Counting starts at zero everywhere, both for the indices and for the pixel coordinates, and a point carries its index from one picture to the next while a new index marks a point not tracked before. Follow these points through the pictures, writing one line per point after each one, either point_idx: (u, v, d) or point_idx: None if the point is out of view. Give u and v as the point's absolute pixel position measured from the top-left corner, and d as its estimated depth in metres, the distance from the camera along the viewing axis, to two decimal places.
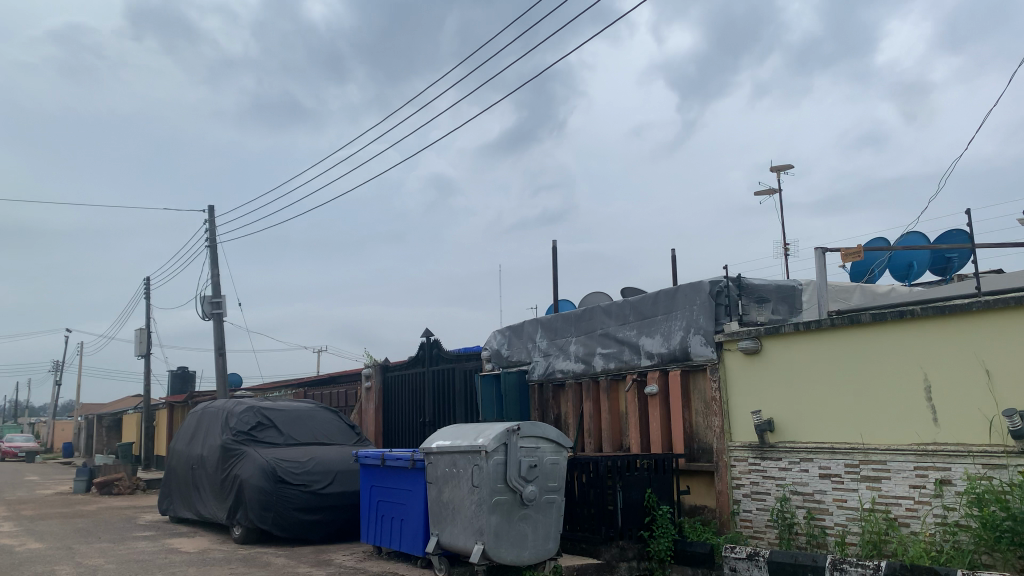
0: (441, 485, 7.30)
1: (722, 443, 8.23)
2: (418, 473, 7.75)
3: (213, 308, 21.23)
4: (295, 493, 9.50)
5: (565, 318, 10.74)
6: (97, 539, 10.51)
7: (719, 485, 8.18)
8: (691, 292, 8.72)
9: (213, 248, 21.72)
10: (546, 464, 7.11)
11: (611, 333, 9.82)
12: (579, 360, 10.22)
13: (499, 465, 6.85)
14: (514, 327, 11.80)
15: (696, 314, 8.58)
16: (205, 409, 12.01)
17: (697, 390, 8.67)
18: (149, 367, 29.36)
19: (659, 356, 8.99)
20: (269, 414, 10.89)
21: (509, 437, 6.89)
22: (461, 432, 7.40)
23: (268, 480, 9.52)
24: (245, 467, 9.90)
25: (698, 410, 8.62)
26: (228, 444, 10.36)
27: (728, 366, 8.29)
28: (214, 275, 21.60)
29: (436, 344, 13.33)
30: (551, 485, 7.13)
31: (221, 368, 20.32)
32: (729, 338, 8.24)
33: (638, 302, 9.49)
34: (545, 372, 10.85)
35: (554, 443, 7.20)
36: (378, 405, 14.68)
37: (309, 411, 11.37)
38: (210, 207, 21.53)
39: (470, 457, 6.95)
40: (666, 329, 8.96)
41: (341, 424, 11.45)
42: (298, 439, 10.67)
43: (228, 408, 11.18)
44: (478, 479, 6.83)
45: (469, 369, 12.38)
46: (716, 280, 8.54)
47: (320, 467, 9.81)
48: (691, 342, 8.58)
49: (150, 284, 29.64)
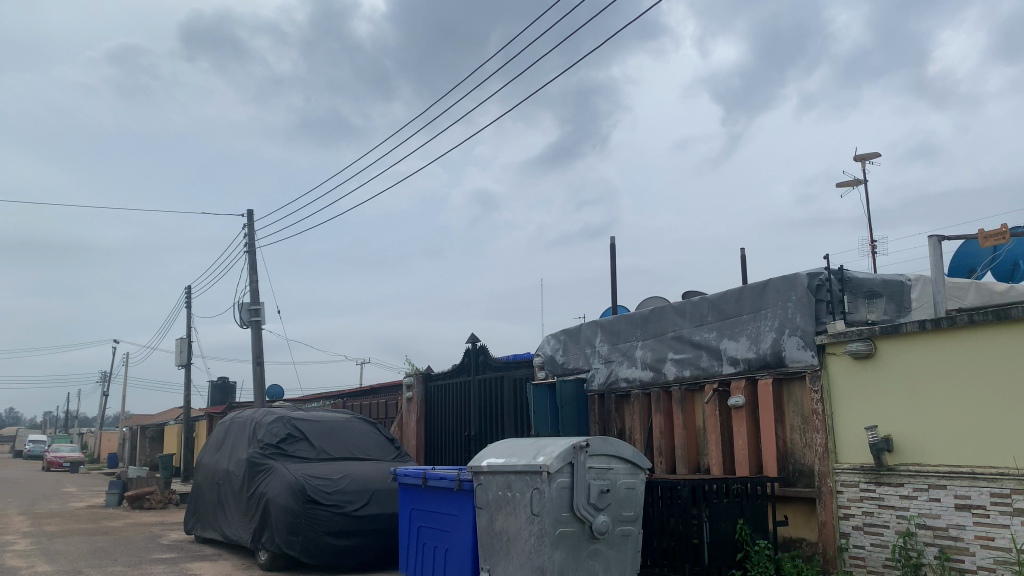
0: (493, 513, 6.13)
1: (826, 465, 6.93)
2: (465, 496, 6.58)
3: (251, 315, 20.41)
4: (326, 514, 8.40)
5: (630, 321, 9.52)
6: (113, 561, 9.57)
7: (823, 516, 6.88)
8: (785, 287, 7.50)
9: (252, 254, 20.94)
10: (619, 489, 5.91)
11: (685, 337, 8.59)
12: (648, 368, 9.00)
13: (564, 490, 5.65)
14: (570, 331, 10.59)
15: (793, 312, 7.35)
16: (232, 419, 11.04)
17: (794, 403, 7.38)
18: (190, 378, 28.81)
19: (746, 363, 7.76)
20: (300, 426, 9.85)
21: (576, 456, 5.69)
22: (516, 448, 6.23)
23: (296, 499, 8.45)
24: (272, 484, 8.85)
25: (794, 426, 7.33)
26: (255, 458, 9.34)
27: (833, 373, 7.00)
28: (253, 281, 20.81)
29: (483, 351, 12.18)
30: (626, 515, 5.92)
31: (259, 379, 19.48)
32: (834, 340, 6.98)
33: (719, 299, 8.27)
34: (606, 381, 9.63)
35: (630, 463, 5.98)
36: (420, 418, 13.59)
37: (344, 423, 10.30)
38: (250, 210, 20.77)
39: (529, 480, 5.76)
40: (754, 331, 7.75)
41: (378, 437, 10.36)
42: (331, 454, 9.60)
43: (257, 418, 10.18)
44: (539, 507, 5.64)
45: (519, 378, 11.22)
46: (817, 272, 7.32)
47: (354, 487, 8.71)
48: (787, 345, 7.34)
49: (191, 293, 29.11)
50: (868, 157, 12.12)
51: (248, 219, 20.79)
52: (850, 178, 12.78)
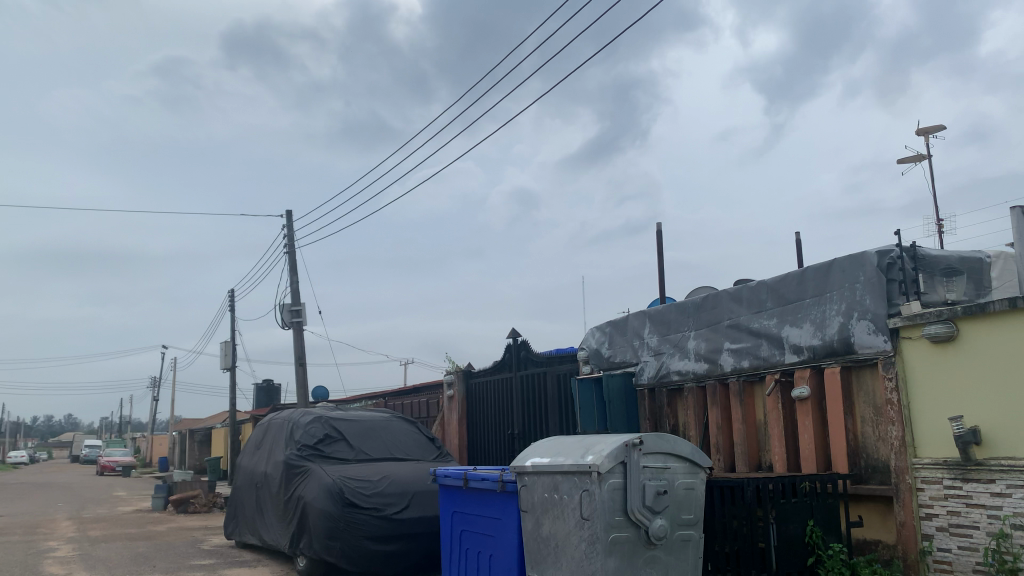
0: (539, 517, 5.66)
1: (903, 460, 6.32)
2: (509, 498, 6.12)
3: (292, 316, 20.24)
4: (365, 518, 8.03)
5: (681, 310, 8.98)
6: (150, 568, 9.32)
7: (901, 516, 6.27)
8: (851, 267, 6.91)
9: (292, 254, 20.78)
10: (677, 490, 5.40)
11: (742, 325, 8.03)
12: (702, 359, 8.45)
13: (617, 492, 5.16)
14: (617, 322, 10.07)
15: (861, 294, 6.76)
16: (270, 420, 10.75)
17: (864, 392, 6.77)
18: (235, 381, 28.90)
19: (810, 350, 7.18)
20: (338, 426, 9.50)
21: (629, 454, 5.19)
22: (562, 446, 5.75)
23: (334, 503, 8.09)
24: (309, 487, 8.51)
25: (866, 418, 6.72)
26: (292, 460, 9.02)
27: (909, 359, 6.37)
28: (293, 282, 20.65)
29: (525, 346, 11.72)
30: (685, 518, 5.41)
31: (301, 380, 19.30)
32: (909, 323, 6.35)
33: (778, 283, 7.70)
34: (656, 374, 9.10)
35: (688, 461, 5.47)
36: (462, 416, 13.18)
37: (383, 423, 9.93)
38: (288, 211, 20.59)
39: (578, 481, 5.28)
40: (819, 316, 7.17)
41: (419, 437, 9.96)
42: (369, 455, 9.23)
43: (294, 419, 9.86)
44: (589, 510, 5.16)
45: (564, 373, 10.73)
46: (887, 250, 6.71)
47: (394, 489, 8.32)
48: (856, 330, 6.75)
49: (234, 297, 29.19)
50: (932, 131, 11.34)
51: (286, 219, 20.62)
52: (911, 155, 12.01)
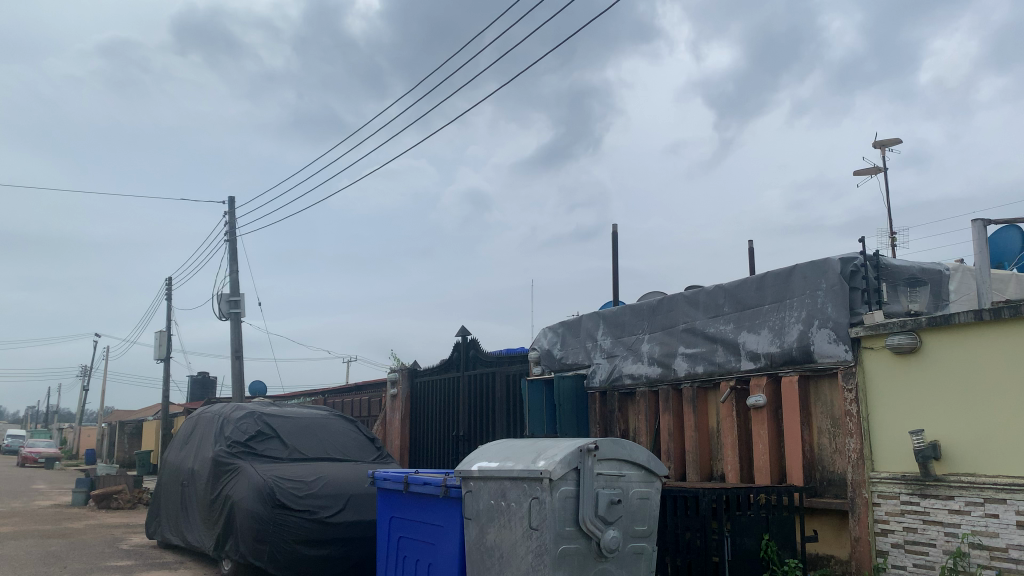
0: (484, 525, 5.29)
1: (859, 473, 6.13)
2: (452, 504, 5.74)
3: (231, 307, 19.48)
4: (296, 521, 7.54)
5: (636, 312, 8.72)
6: (61, 569, 8.66)
7: (856, 531, 6.08)
8: (813, 273, 6.72)
9: (233, 243, 20.01)
10: (632, 500, 5.08)
11: (698, 329, 7.79)
12: (655, 363, 8.20)
13: (568, 500, 4.82)
14: (569, 323, 9.78)
15: (823, 302, 6.58)
16: (200, 414, 10.15)
17: (822, 403, 6.59)
18: (169, 372, 27.82)
19: (768, 358, 6.97)
20: (272, 423, 8.98)
21: (583, 461, 4.86)
22: (512, 451, 5.40)
23: (264, 504, 7.59)
24: (238, 486, 7.99)
25: (823, 429, 6.54)
26: (221, 457, 8.47)
27: (870, 370, 6.20)
28: (233, 271, 19.88)
29: (473, 345, 11.34)
30: (639, 530, 5.10)
31: (238, 374, 18.56)
32: (871, 332, 6.17)
33: (736, 288, 7.48)
34: (608, 378, 8.82)
35: (644, 470, 5.16)
36: (405, 416, 12.73)
37: (321, 420, 9.44)
38: (230, 197, 19.79)
39: (527, 488, 4.93)
40: (778, 322, 6.96)
41: (358, 436, 9.50)
42: (305, 453, 8.74)
43: (225, 413, 9.30)
44: (538, 520, 4.81)
45: (512, 374, 10.39)
46: (850, 257, 6.53)
47: (329, 490, 7.85)
48: (815, 338, 6.55)
49: (171, 284, 28.09)
50: (888, 144, 11.33)
51: (228, 206, 19.82)
52: (867, 167, 12.01)
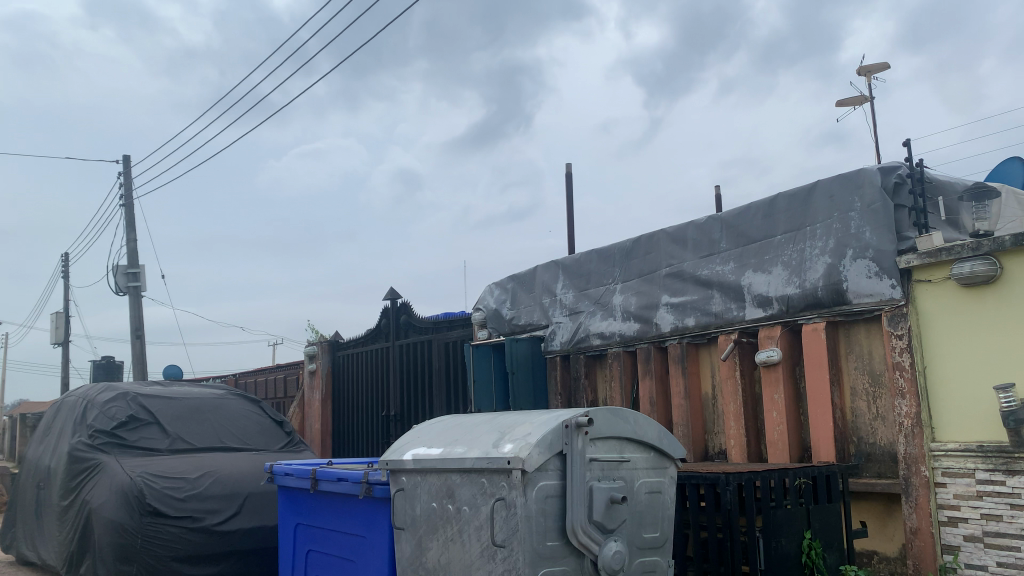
0: (423, 540, 3.63)
1: (915, 445, 4.67)
2: (377, 508, 4.03)
3: (128, 280, 17.17)
4: (172, 532, 5.74)
5: (604, 258, 7.14)
6: None
7: (912, 521, 4.63)
8: (842, 191, 5.25)
9: (129, 207, 17.63)
10: (639, 497, 3.48)
11: (686, 273, 6.25)
12: (633, 318, 6.64)
13: (551, 502, 3.18)
14: (521, 276, 8.14)
15: (857, 226, 5.11)
16: (63, 398, 8.11)
17: (856, 356, 5.14)
18: (67, 357, 25.11)
19: (783, 302, 5.46)
20: (149, 406, 7.07)
21: (571, 441, 3.21)
22: (461, 431, 3.73)
23: (128, 511, 5.74)
24: (98, 489, 6.08)
25: (858, 389, 5.10)
26: (78, 451, 6.52)
27: (926, 311, 4.74)
28: (131, 240, 17.53)
29: (405, 309, 9.58)
30: (648, 539, 3.48)
31: (137, 355, 16.33)
32: (929, 261, 4.69)
33: (736, 218, 5.95)
34: (572, 339, 7.23)
35: (652, 452, 3.57)
36: (326, 395, 10.91)
37: (214, 401, 7.54)
38: (124, 153, 17.35)
39: (488, 485, 3.29)
40: (794, 256, 5.47)
41: (262, 419, 7.65)
42: (191, 443, 6.87)
43: (90, 396, 7.32)
44: (506, 533, 3.17)
45: (454, 341, 8.71)
46: (893, 166, 5.05)
47: (218, 490, 6.04)
48: (849, 274, 5.07)
49: (68, 261, 25.23)
50: (871, 71, 10.04)
51: (122, 164, 17.41)
52: (844, 102, 10.76)
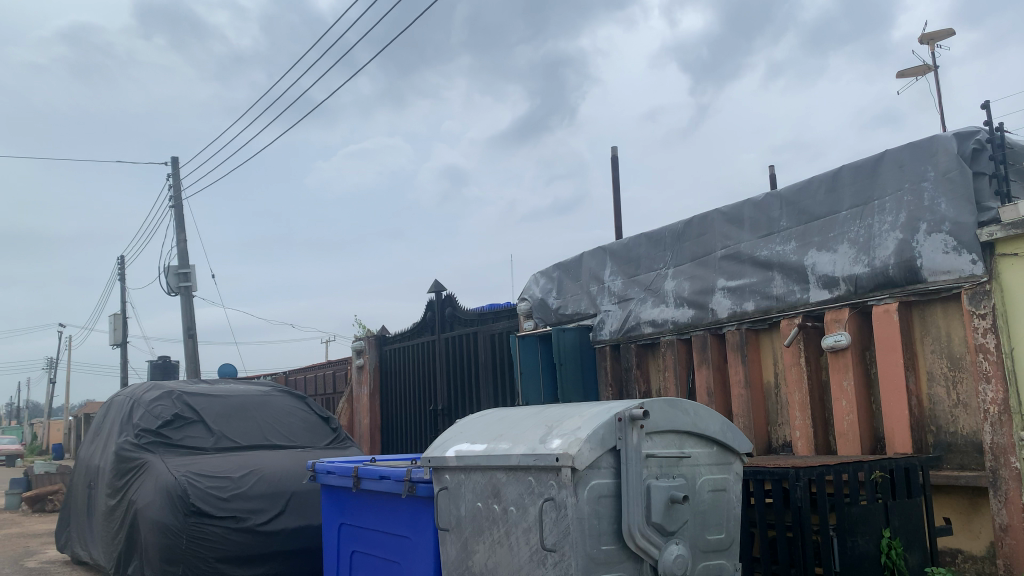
0: (469, 542, 3.39)
1: (1003, 435, 4.27)
2: (421, 508, 3.81)
3: (179, 281, 17.36)
4: (218, 533, 5.63)
5: (654, 242, 6.82)
6: None
7: (1002, 517, 4.23)
8: (914, 160, 4.85)
9: (178, 209, 17.83)
10: (701, 495, 3.19)
11: (744, 254, 5.90)
12: (687, 304, 6.32)
13: (605, 503, 2.92)
14: (567, 264, 7.86)
15: (931, 198, 4.71)
16: (112, 397, 8.11)
17: (933, 339, 4.75)
18: (125, 358, 25.64)
19: (850, 283, 5.09)
20: (194, 405, 6.99)
21: (625, 436, 2.94)
22: (506, 425, 3.48)
23: (173, 511, 5.65)
24: (143, 489, 6.01)
25: (936, 375, 4.71)
26: (124, 451, 6.46)
27: (1012, 288, 4.33)
28: (181, 241, 17.72)
29: (450, 302, 9.37)
30: (712, 542, 3.19)
31: (190, 354, 16.49)
32: (1015, 232, 4.27)
33: (796, 194, 5.58)
34: (622, 327, 6.93)
35: (714, 446, 3.27)
36: (373, 391, 10.80)
37: (259, 398, 7.44)
38: (172, 156, 17.52)
39: (535, 484, 3.04)
40: (862, 233, 5.09)
41: (308, 415, 7.52)
42: (236, 441, 6.77)
43: (136, 395, 7.28)
44: (556, 537, 2.92)
45: (500, 334, 8.48)
46: (971, 131, 4.64)
47: (262, 489, 5.92)
48: (923, 250, 4.68)
49: (124, 263, 25.77)
50: (936, 39, 9.49)
51: (170, 165, 17.58)
52: (906, 73, 10.21)
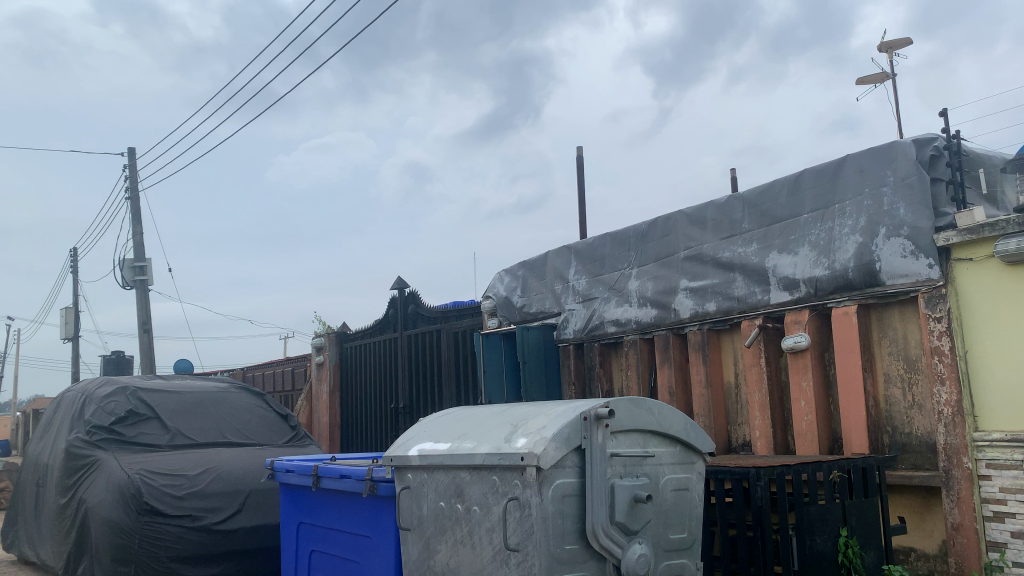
0: (431, 542, 3.36)
1: (956, 436, 4.36)
2: (382, 507, 3.77)
3: (134, 274, 16.99)
4: (172, 532, 5.51)
5: (619, 242, 6.85)
6: None
7: (954, 516, 4.33)
8: (874, 165, 4.93)
9: (134, 200, 17.45)
10: (664, 494, 3.20)
11: (706, 255, 5.95)
12: (650, 304, 6.35)
13: (569, 502, 2.90)
14: (532, 262, 7.85)
15: (890, 202, 4.80)
16: (63, 393, 7.88)
17: (890, 341, 4.84)
18: (76, 352, 25.02)
19: (810, 285, 5.16)
20: (149, 401, 6.83)
21: (590, 435, 2.93)
22: (470, 424, 3.45)
23: (126, 510, 5.51)
24: (94, 487, 5.85)
25: (892, 376, 4.80)
26: (76, 448, 6.28)
27: (966, 292, 4.43)
28: (137, 233, 17.33)
29: (413, 299, 9.31)
30: (674, 541, 3.20)
31: (145, 349, 16.15)
32: (970, 238, 4.36)
33: (759, 196, 5.64)
34: (586, 326, 6.94)
35: (678, 445, 3.28)
36: (333, 388, 10.68)
37: (217, 395, 7.30)
38: (128, 146, 17.13)
39: (499, 484, 3.02)
40: (823, 236, 5.16)
41: (266, 412, 7.40)
42: (192, 438, 6.63)
43: (88, 391, 7.08)
44: (520, 536, 2.90)
45: (463, 332, 8.44)
46: (929, 138, 4.73)
47: (218, 487, 5.80)
48: (882, 253, 4.76)
49: (76, 255, 25.16)
50: (894, 47, 9.69)
51: (126, 156, 17.19)
52: (865, 79, 10.42)
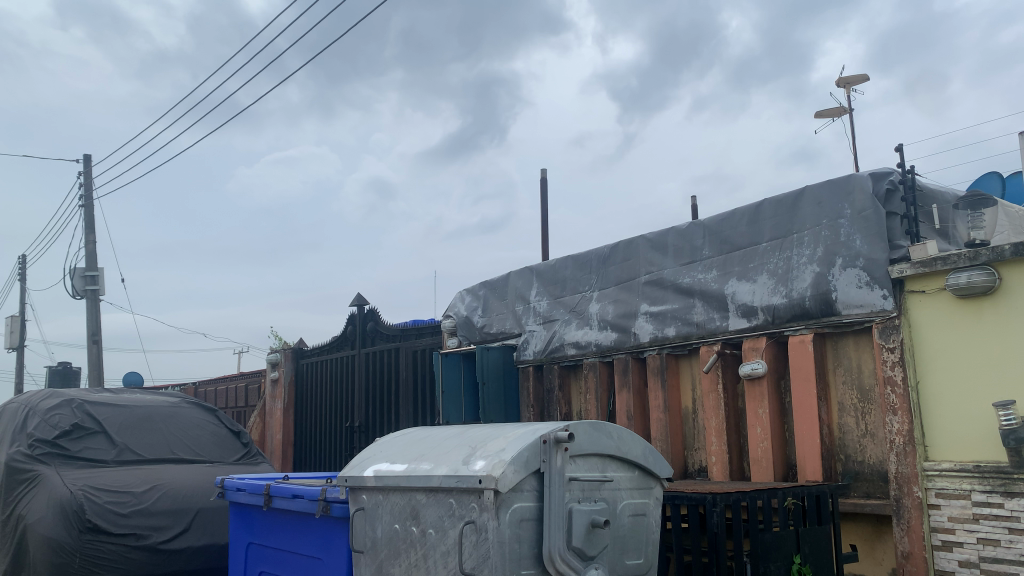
0: (384, 565, 3.29)
1: (908, 465, 4.43)
2: (335, 529, 3.69)
3: (86, 284, 16.52)
4: (114, 551, 5.33)
5: (580, 265, 6.88)
6: None
7: (904, 545, 4.39)
8: (831, 196, 5.03)
9: (89, 209, 17.06)
10: (621, 520, 3.19)
11: (667, 281, 6.01)
12: (610, 327, 6.38)
13: (526, 526, 2.87)
14: (494, 283, 7.84)
15: (847, 234, 4.89)
16: (5, 404, 7.60)
17: (844, 370, 4.92)
18: (20, 362, 24.19)
19: (767, 313, 5.23)
20: (95, 415, 6.62)
21: (549, 458, 2.91)
22: (428, 445, 3.41)
23: (66, 527, 5.31)
24: (34, 503, 5.63)
25: (846, 405, 4.87)
26: (16, 463, 6.04)
27: (920, 323, 4.51)
28: (90, 242, 16.89)
29: (372, 315, 9.21)
30: (630, 567, 3.18)
31: (93, 362, 15.70)
32: (922, 271, 4.47)
33: (719, 224, 5.72)
34: (546, 348, 6.93)
35: (636, 470, 3.28)
36: (288, 405, 10.49)
37: (167, 410, 7.11)
38: (84, 153, 16.74)
39: (456, 507, 2.97)
40: (781, 265, 5.24)
41: (217, 428, 7.23)
42: (139, 454, 6.44)
43: (32, 403, 6.84)
44: (475, 561, 2.86)
45: (422, 350, 8.38)
46: (885, 172, 4.85)
47: (165, 505, 5.64)
48: (838, 283, 4.85)
49: (25, 262, 24.45)
50: (851, 82, 9.92)
51: (82, 164, 16.80)
52: (824, 113, 10.64)
